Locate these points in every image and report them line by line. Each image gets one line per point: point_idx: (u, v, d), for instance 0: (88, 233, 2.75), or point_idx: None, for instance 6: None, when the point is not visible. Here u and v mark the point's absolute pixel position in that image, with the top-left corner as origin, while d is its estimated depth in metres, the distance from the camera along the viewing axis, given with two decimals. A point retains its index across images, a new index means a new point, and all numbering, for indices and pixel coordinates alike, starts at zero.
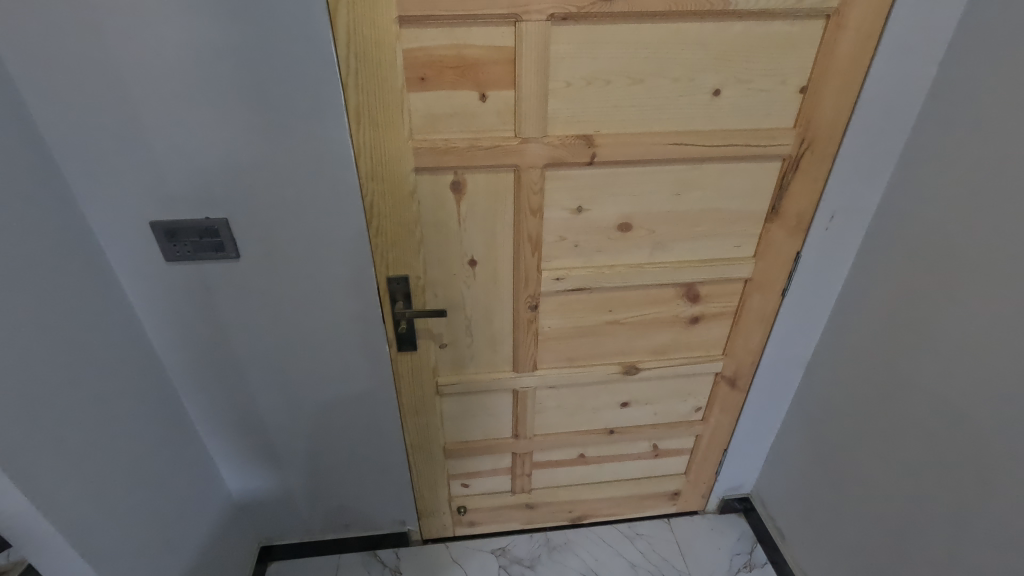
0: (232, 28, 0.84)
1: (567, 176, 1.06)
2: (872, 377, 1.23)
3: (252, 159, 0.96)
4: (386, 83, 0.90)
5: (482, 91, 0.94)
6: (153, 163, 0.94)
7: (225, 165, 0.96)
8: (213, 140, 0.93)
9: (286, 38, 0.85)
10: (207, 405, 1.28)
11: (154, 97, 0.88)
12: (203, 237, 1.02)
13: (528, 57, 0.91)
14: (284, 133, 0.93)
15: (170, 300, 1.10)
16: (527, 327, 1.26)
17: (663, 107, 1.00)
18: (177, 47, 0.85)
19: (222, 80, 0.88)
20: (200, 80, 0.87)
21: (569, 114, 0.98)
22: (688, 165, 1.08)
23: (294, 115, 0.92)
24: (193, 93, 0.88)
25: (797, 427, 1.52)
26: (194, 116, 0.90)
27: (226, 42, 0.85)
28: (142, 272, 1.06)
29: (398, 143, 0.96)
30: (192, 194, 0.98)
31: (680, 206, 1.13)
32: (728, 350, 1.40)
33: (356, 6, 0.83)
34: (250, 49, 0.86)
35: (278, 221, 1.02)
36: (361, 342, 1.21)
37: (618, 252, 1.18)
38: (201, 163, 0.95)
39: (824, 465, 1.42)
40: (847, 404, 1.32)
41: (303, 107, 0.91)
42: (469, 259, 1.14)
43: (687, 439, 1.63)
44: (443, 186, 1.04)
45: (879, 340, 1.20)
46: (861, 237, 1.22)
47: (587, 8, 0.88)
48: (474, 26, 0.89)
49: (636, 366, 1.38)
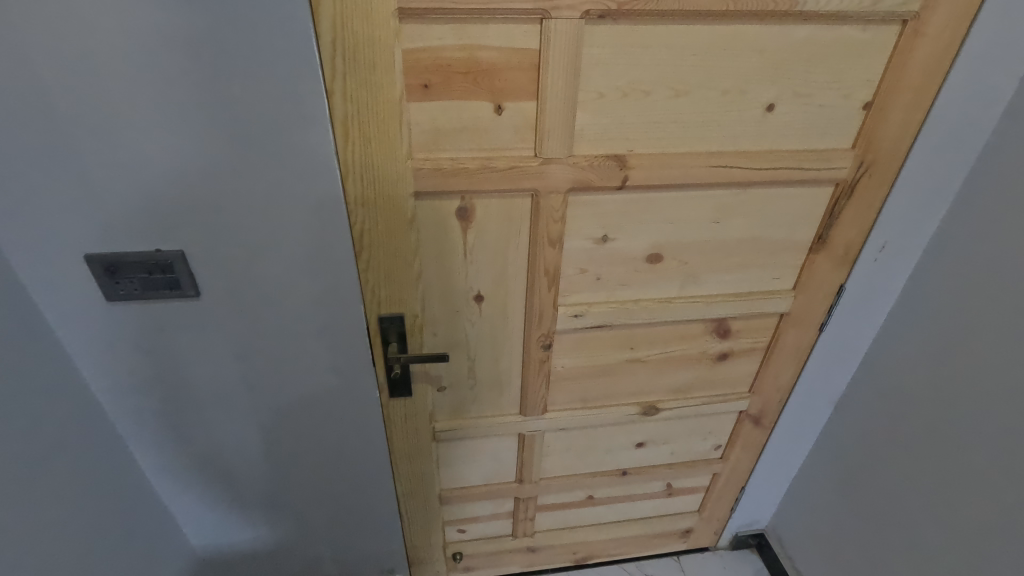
0: (182, 14, 0.65)
1: (592, 202, 0.90)
2: (921, 424, 1.11)
3: (212, 182, 0.76)
4: (381, 91, 0.73)
5: (498, 101, 0.77)
6: (83, 184, 0.74)
7: (176, 188, 0.76)
8: (161, 158, 0.73)
9: (252, 30, 0.66)
10: (162, 463, 1.08)
11: (82, 102, 0.68)
12: (153, 272, 0.82)
13: (555, 62, 0.74)
14: (253, 152, 0.74)
15: (111, 348, 0.90)
16: (538, 368, 1.10)
17: (709, 124, 0.85)
18: (109, 39, 0.65)
19: (170, 82, 0.68)
20: (140, 82, 0.68)
21: (599, 130, 0.82)
22: (731, 190, 0.93)
23: (265, 129, 0.73)
24: (132, 97, 0.69)
25: (824, 467, 1.39)
26: (134, 127, 0.71)
27: (174, 34, 0.65)
28: (75, 315, 0.85)
29: (395, 163, 0.79)
30: (135, 222, 0.78)
31: (719, 235, 0.99)
32: (755, 388, 1.27)
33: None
34: (207, 44, 0.66)
35: (246, 256, 0.83)
36: (348, 393, 1.02)
37: (644, 286, 1.03)
38: (145, 185, 0.75)
39: (856, 512, 1.31)
40: (888, 450, 1.20)
41: (274, 120, 0.72)
42: (474, 295, 0.98)
43: (704, 477, 1.50)
44: (447, 212, 0.87)
45: (933, 386, 1.08)
46: (911, 269, 1.09)
47: (631, 4, 0.71)
48: (491, 23, 0.72)
49: (656, 407, 1.24)
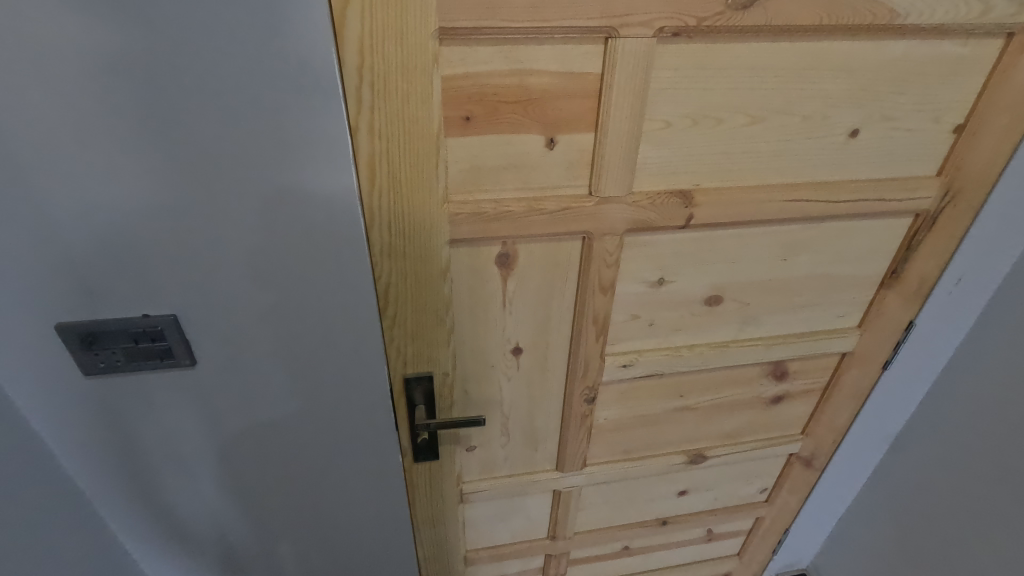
0: (171, 32, 0.51)
1: (650, 243, 0.79)
2: (1003, 471, 1.00)
3: (210, 233, 0.63)
4: (415, 126, 0.61)
5: (551, 134, 0.66)
6: (49, 239, 0.60)
7: (166, 242, 0.62)
8: (148, 208, 0.60)
9: (260, 49, 0.53)
10: (143, 559, 0.91)
11: (46, 142, 0.55)
12: (139, 339, 0.69)
13: (619, 88, 0.63)
14: (260, 196, 0.61)
15: (85, 429, 0.75)
16: (579, 423, 0.98)
17: (785, 154, 0.74)
18: (76, 64, 0.52)
19: (156, 115, 0.55)
20: (119, 115, 0.55)
21: (664, 164, 0.71)
22: (803, 225, 0.83)
23: (275, 168, 0.60)
24: (110, 135, 0.56)
25: (878, 511, 1.28)
26: (112, 170, 0.57)
27: (161, 56, 0.52)
28: (41, 393, 0.71)
29: (429, 208, 0.67)
30: (115, 282, 0.64)
31: (785, 274, 0.88)
32: (808, 430, 1.17)
33: (378, 11, 0.54)
34: (204, 67, 0.53)
35: (251, 317, 0.70)
36: (369, 464, 0.88)
37: (699, 331, 0.92)
38: (128, 238, 0.62)
39: (917, 562, 1.19)
40: (959, 498, 1.09)
41: (287, 158, 0.59)
42: (512, 348, 0.86)
43: (746, 521, 1.39)
44: (486, 259, 0.75)
45: (1015, 431, 0.97)
46: (988, 303, 0.98)
47: (714, 19, 0.61)
48: (547, 44, 0.60)
49: (703, 455, 1.13)
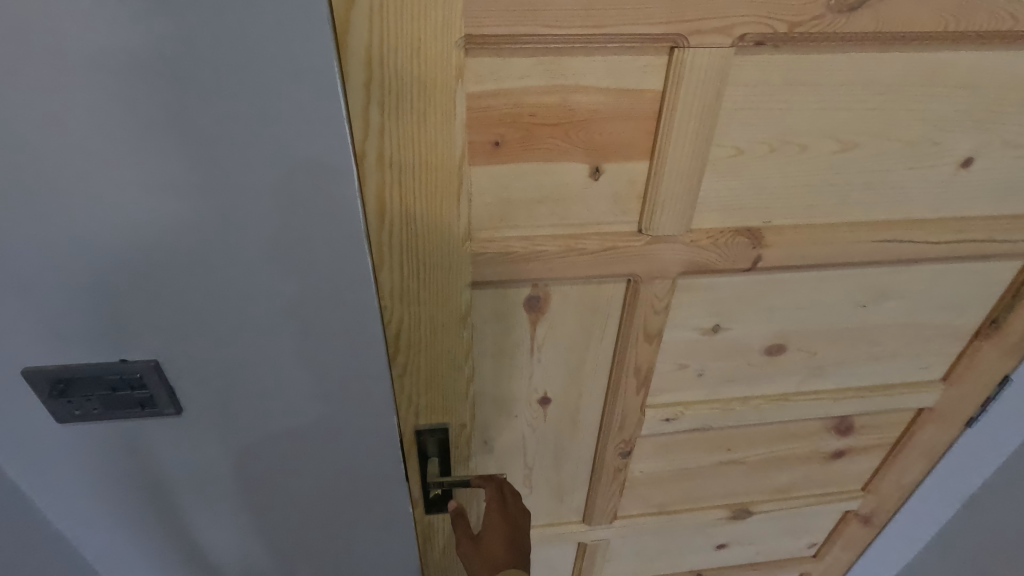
0: (164, 39, 0.39)
1: (707, 286, 0.67)
2: None
3: (218, 286, 0.51)
4: (435, 155, 0.50)
5: (597, 162, 0.55)
6: (22, 291, 0.49)
7: (163, 296, 0.51)
8: (113, 249, 0.47)
9: (279, 61, 0.41)
10: None
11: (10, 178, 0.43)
12: (117, 386, 0.56)
13: (685, 110, 0.51)
14: (279, 243, 0.49)
15: (59, 491, 0.65)
16: (612, 476, 0.87)
17: (879, 186, 0.61)
18: (45, 81, 0.39)
19: (148, 146, 0.43)
20: (101, 146, 0.42)
21: (731, 197, 0.59)
22: (891, 268, 0.69)
23: (297, 210, 0.47)
24: (90, 170, 0.43)
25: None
26: (94, 213, 0.45)
27: (151, 70, 0.40)
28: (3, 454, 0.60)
29: (449, 248, 0.56)
30: (98, 340, 0.53)
31: (863, 321, 0.75)
32: (871, 486, 1.04)
33: (390, 16, 0.43)
34: (209, 85, 0.41)
35: (262, 378, 0.58)
36: (378, 529, 0.77)
37: (757, 382, 0.80)
38: (116, 292, 0.50)
39: None
40: None
41: (311, 197, 0.47)
42: (539, 398, 0.75)
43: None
44: (512, 303, 0.64)
45: None
46: None
47: (807, 25, 0.48)
48: (599, 55, 0.49)
49: (748, 510, 1.01)
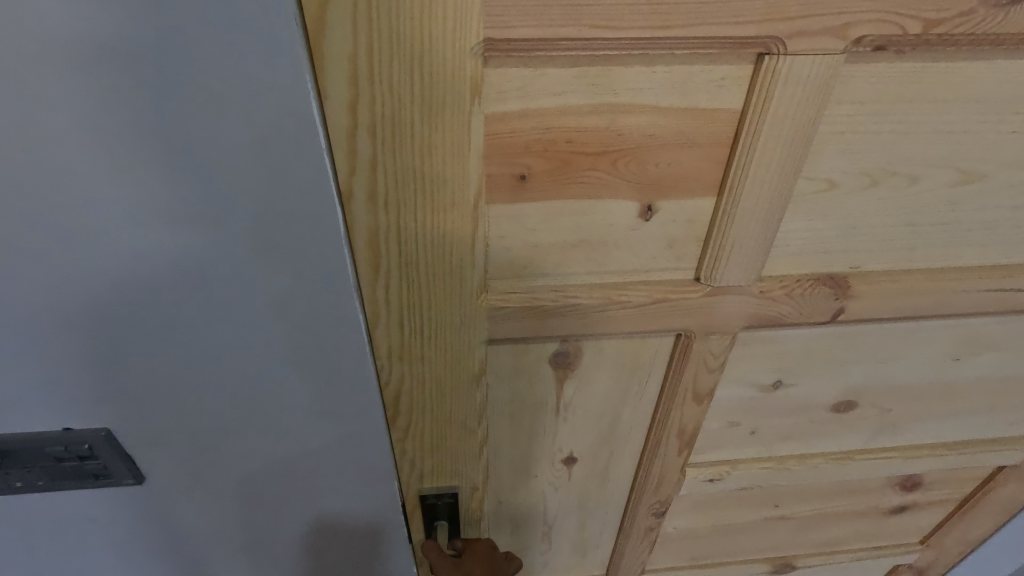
0: (111, 43, 0.28)
1: (771, 340, 0.55)
2: None
3: (203, 343, 0.39)
4: (444, 193, 0.39)
5: (650, 200, 0.43)
6: None
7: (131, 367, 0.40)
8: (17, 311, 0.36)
9: (273, 45, 0.28)
10: None
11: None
12: (60, 458, 0.44)
13: (770, 136, 0.39)
14: (281, 292, 0.37)
15: (13, 572, 0.53)
16: (642, 534, 0.77)
17: (1002, 226, 0.49)
18: None
19: (101, 178, 0.31)
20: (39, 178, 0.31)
21: (814, 240, 0.47)
22: (997, 319, 0.57)
23: (305, 250, 0.36)
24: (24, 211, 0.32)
25: None
26: (34, 259, 0.34)
27: (95, 77, 0.28)
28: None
29: (461, 301, 0.45)
30: (46, 414, 0.41)
31: (953, 376, 0.63)
32: (930, 541, 0.92)
33: (382, 17, 0.31)
34: (167, 110, 0.30)
35: (258, 447, 0.47)
36: None
37: (818, 440, 0.68)
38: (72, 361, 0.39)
39: None
40: None
41: (323, 235, 0.35)
42: (564, 457, 0.65)
43: None
44: (536, 359, 0.53)
45: None
46: None
47: (950, 24, 0.35)
48: (662, 64, 0.36)
49: (792, 564, 0.90)
